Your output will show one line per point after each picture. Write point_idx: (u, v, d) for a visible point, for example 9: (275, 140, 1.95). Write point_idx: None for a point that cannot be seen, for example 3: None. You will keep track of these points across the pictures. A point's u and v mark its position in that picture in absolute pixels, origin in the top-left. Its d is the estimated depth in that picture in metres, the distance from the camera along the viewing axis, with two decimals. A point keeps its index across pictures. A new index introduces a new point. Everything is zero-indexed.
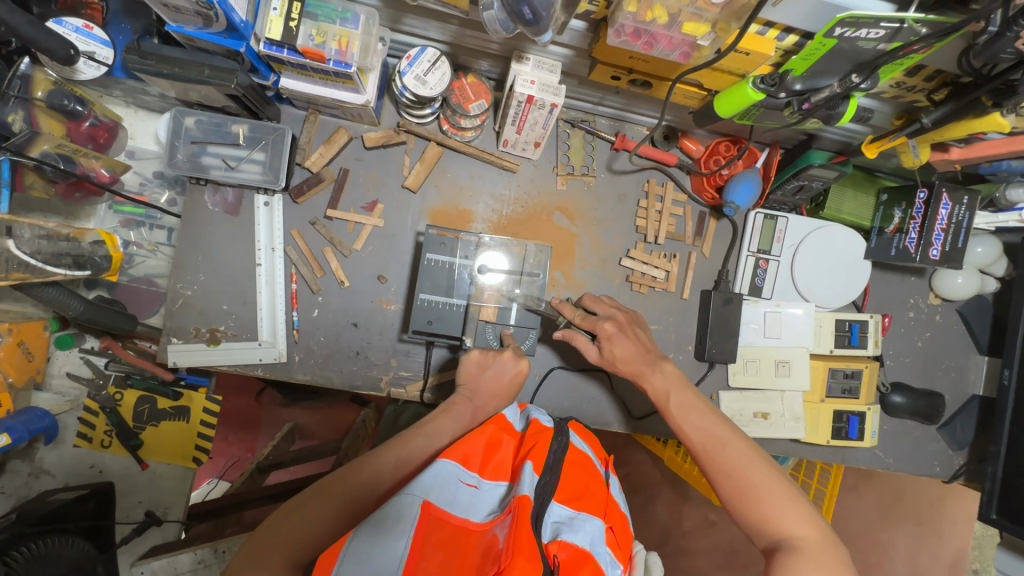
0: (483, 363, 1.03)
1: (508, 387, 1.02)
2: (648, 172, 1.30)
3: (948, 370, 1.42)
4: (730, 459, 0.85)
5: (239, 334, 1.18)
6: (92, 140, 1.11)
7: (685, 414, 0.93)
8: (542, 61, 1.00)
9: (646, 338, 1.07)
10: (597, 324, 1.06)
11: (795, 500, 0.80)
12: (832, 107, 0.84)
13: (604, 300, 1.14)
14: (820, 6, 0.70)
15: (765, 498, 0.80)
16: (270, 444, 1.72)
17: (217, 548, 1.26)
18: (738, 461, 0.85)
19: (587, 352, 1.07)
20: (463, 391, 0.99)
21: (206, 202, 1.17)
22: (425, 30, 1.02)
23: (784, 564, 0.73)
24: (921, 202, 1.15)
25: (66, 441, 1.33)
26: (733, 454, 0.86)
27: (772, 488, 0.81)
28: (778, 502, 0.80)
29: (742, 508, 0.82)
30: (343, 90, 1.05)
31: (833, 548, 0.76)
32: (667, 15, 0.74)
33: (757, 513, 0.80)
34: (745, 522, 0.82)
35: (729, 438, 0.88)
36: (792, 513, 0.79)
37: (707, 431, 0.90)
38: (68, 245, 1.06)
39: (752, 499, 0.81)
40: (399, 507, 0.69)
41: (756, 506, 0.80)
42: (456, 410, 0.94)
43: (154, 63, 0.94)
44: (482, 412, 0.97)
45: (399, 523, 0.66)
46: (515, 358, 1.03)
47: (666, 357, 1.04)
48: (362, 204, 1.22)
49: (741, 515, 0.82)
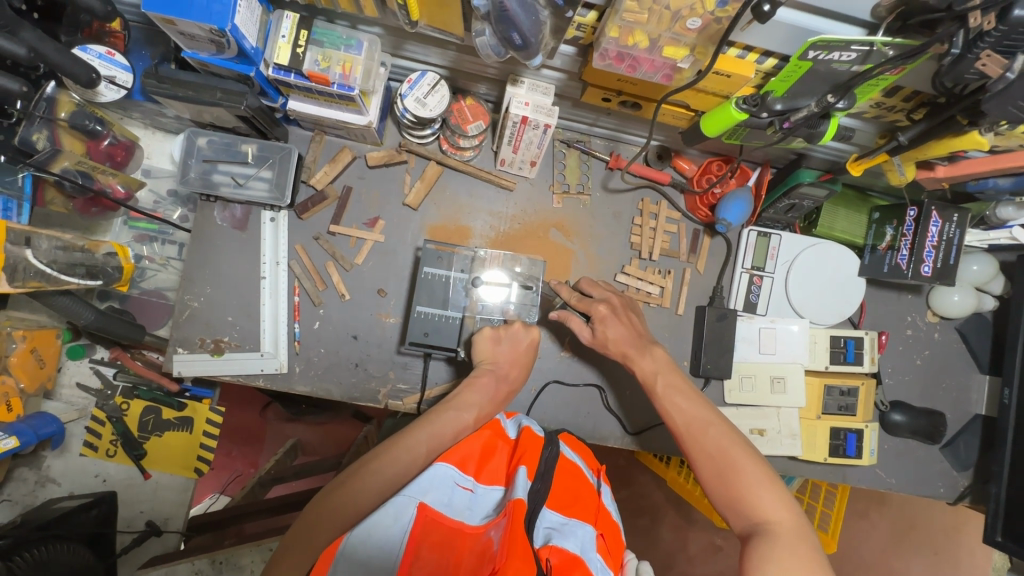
0: (497, 336, 1.11)
1: (524, 355, 1.11)
2: (641, 191, 1.34)
3: (949, 390, 1.41)
4: (712, 439, 0.88)
5: (242, 345, 1.21)
6: (110, 159, 1.17)
7: (672, 397, 0.97)
8: (536, 84, 1.05)
9: (639, 322, 1.11)
10: (592, 306, 1.10)
11: (774, 486, 0.81)
12: (814, 126, 0.89)
13: (600, 284, 1.17)
14: (791, 32, 0.75)
15: (745, 481, 0.81)
16: (273, 458, 1.78)
17: (213, 559, 1.29)
18: (719, 442, 0.87)
19: (581, 333, 1.11)
20: (484, 365, 1.08)
21: (215, 218, 1.22)
22: (425, 56, 1.08)
23: (757, 547, 0.73)
24: (911, 219, 1.17)
25: (73, 449, 1.36)
26: (715, 435, 0.89)
27: (751, 471, 0.82)
28: (755, 486, 0.81)
29: (721, 490, 0.83)
30: (348, 113, 1.11)
31: (809, 534, 0.75)
32: (647, 40, 0.77)
33: (735, 495, 0.81)
34: (723, 506, 0.83)
35: (713, 421, 0.91)
36: (768, 497, 0.79)
37: (692, 414, 0.93)
38: (82, 256, 1.11)
39: (730, 480, 0.83)
40: (396, 507, 0.71)
41: (734, 487, 0.82)
42: (481, 383, 1.02)
43: (170, 86, 0.99)
44: (504, 380, 1.06)
45: (395, 521, 0.69)
46: (527, 328, 1.12)
47: (656, 343, 1.08)
48: (364, 220, 1.26)
49: (719, 496, 0.83)
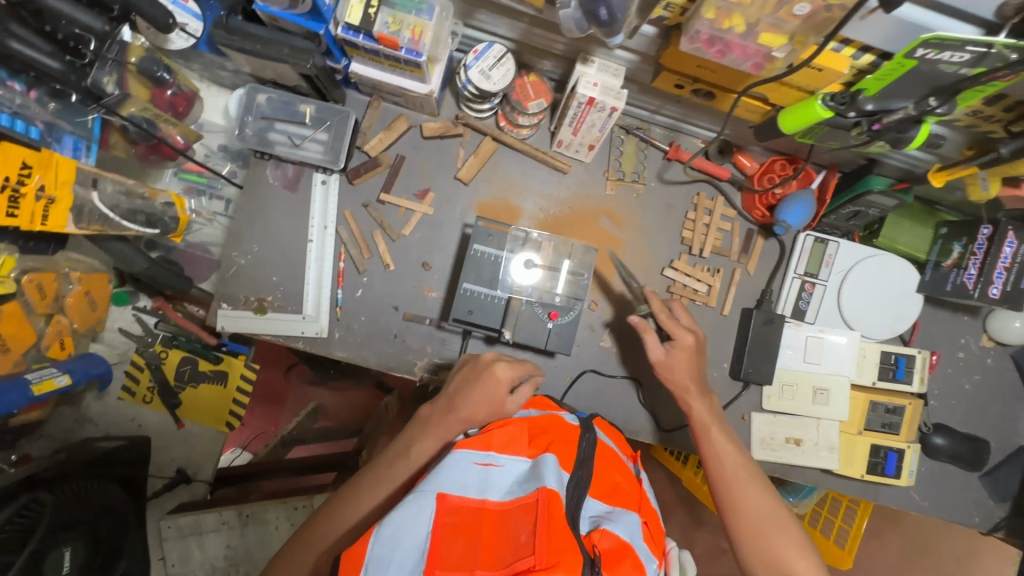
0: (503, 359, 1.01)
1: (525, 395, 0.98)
2: (698, 185, 1.30)
3: (995, 418, 1.36)
4: (755, 496, 0.95)
5: (285, 306, 1.22)
6: (172, 108, 1.17)
7: (718, 445, 1.01)
8: (607, 65, 1.02)
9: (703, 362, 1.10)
10: (680, 330, 1.07)
11: (802, 548, 0.90)
12: (904, 131, 0.83)
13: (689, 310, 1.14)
14: (901, 26, 0.70)
15: (780, 543, 0.91)
16: (296, 420, 1.80)
17: (240, 512, 1.35)
18: (758, 500, 0.94)
19: (653, 350, 1.07)
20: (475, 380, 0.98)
21: (267, 176, 1.21)
22: (494, 27, 1.05)
23: None
24: (983, 237, 1.11)
25: (112, 392, 1.39)
26: (755, 492, 0.95)
27: (786, 533, 0.91)
28: (789, 548, 0.90)
29: (754, 545, 0.91)
30: (410, 80, 1.08)
31: None
32: (745, 24, 0.74)
33: (767, 552, 0.90)
34: (751, 558, 0.91)
35: (753, 477, 0.97)
36: (797, 558, 0.90)
37: (734, 466, 0.98)
38: (142, 203, 1.12)
39: (766, 538, 0.91)
40: (415, 505, 0.71)
41: (770, 546, 0.91)
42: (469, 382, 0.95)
43: (239, 38, 0.98)
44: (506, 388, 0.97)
45: (415, 518, 0.70)
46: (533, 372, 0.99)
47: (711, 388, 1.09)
48: (414, 191, 1.24)
49: (750, 548, 0.92)
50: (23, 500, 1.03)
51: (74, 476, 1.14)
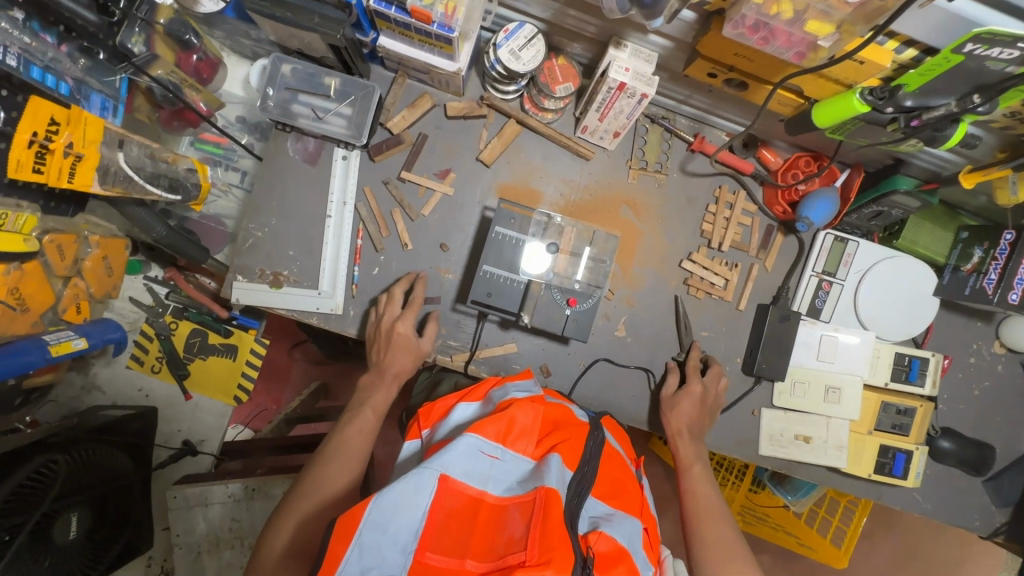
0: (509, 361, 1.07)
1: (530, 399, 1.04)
2: (721, 178, 1.29)
3: (1002, 425, 1.36)
4: (722, 531, 1.01)
5: (301, 281, 1.20)
6: (196, 74, 1.15)
7: (697, 483, 1.09)
8: (640, 50, 1.01)
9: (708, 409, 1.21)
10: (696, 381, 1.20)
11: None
12: (940, 129, 0.83)
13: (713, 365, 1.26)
14: (952, 21, 0.69)
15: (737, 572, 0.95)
16: (299, 399, 1.79)
17: (247, 485, 1.34)
18: (725, 535, 1.00)
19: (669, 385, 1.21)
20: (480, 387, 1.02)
21: (288, 149, 1.20)
22: (527, 6, 1.04)
23: None
24: (1006, 243, 1.11)
25: (120, 360, 1.39)
26: (722, 527, 1.01)
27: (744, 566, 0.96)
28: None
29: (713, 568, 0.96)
30: (439, 57, 1.07)
31: None
32: (793, 11, 0.73)
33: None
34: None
35: (723, 516, 1.03)
36: None
37: (710, 502, 1.06)
38: (165, 168, 1.11)
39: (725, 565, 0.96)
40: (418, 478, 0.71)
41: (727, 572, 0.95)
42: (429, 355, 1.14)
43: (268, 5, 0.96)
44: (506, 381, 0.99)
45: (415, 494, 0.70)
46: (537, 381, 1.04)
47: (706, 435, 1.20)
48: (435, 170, 1.23)
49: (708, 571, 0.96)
50: (39, 461, 1.03)
51: (80, 444, 1.12)
